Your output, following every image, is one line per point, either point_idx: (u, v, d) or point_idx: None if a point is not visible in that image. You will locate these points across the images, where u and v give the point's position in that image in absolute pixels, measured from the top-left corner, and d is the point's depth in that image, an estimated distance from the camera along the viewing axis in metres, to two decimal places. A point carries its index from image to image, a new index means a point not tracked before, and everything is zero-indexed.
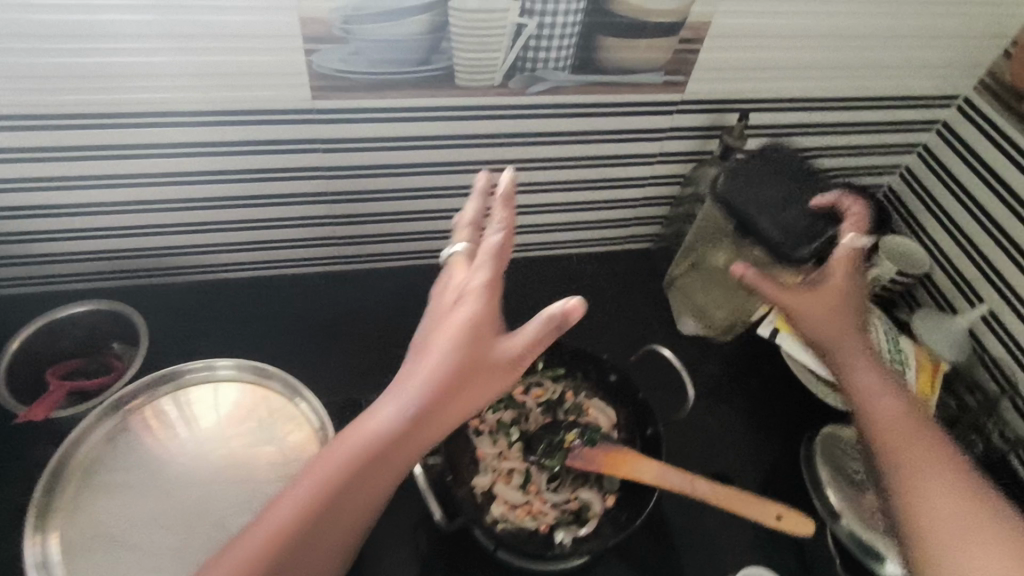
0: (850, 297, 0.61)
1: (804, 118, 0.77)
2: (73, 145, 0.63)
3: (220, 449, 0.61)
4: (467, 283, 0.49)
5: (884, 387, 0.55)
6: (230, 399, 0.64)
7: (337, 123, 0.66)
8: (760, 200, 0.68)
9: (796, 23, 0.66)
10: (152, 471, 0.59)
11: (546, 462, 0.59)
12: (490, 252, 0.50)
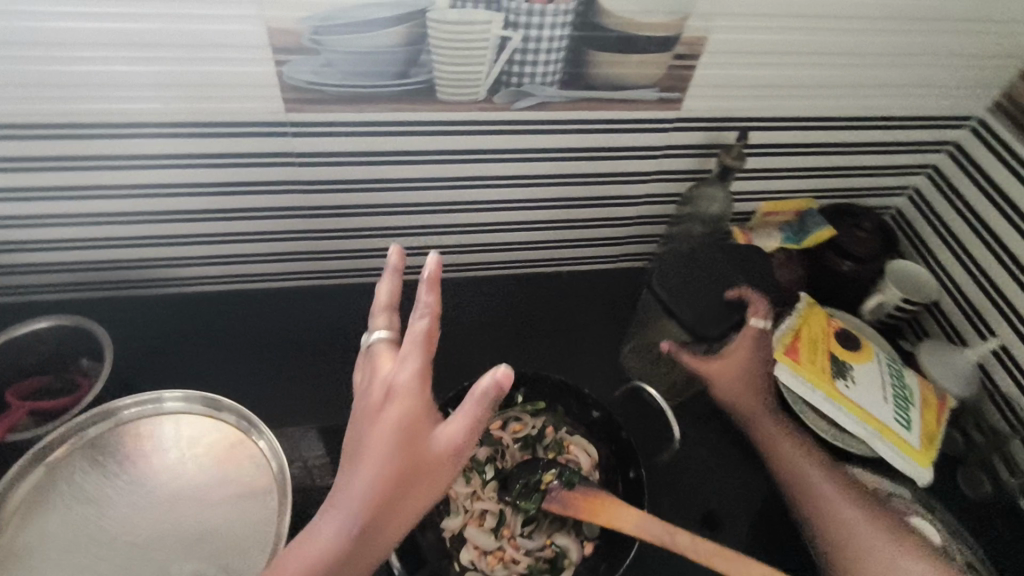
0: (760, 370, 0.68)
1: (807, 138, 0.73)
2: (35, 158, 0.60)
3: (166, 494, 0.52)
4: (393, 379, 0.43)
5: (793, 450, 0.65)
6: (181, 434, 0.55)
7: (313, 138, 0.63)
8: (684, 281, 0.67)
9: (798, 40, 0.62)
10: (85, 520, 0.50)
11: (521, 504, 0.55)
12: (416, 337, 0.43)
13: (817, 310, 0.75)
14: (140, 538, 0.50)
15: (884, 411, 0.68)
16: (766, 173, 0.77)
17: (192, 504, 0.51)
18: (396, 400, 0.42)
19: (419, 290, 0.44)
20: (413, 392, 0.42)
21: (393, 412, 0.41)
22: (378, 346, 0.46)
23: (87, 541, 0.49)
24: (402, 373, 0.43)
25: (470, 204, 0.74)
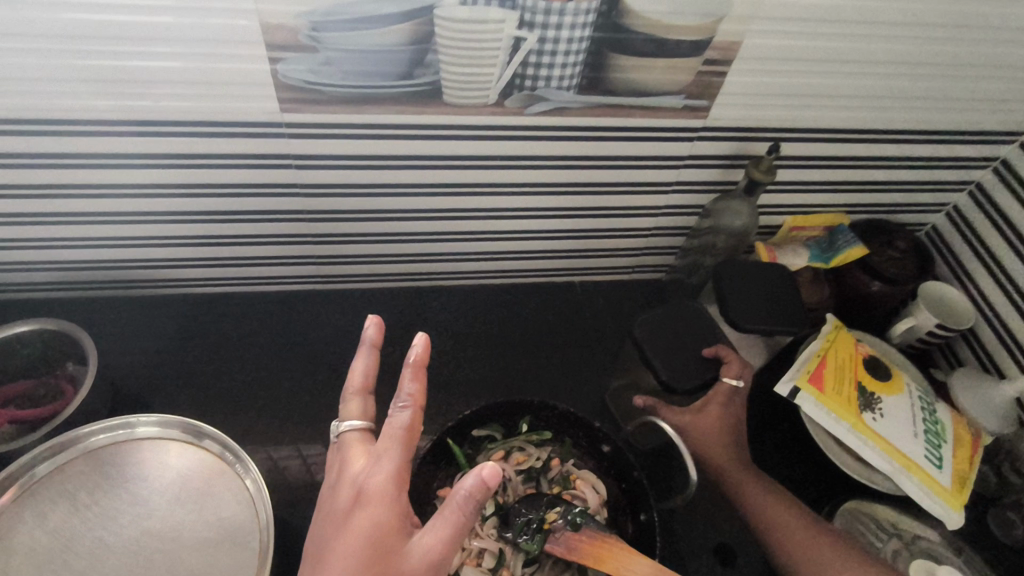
0: (733, 423, 0.63)
1: (842, 150, 0.68)
2: (14, 155, 0.56)
3: (141, 528, 0.48)
4: (368, 478, 0.41)
5: (777, 510, 0.59)
6: (162, 460, 0.52)
7: (311, 140, 0.59)
8: (663, 334, 0.64)
9: (840, 47, 0.57)
10: (55, 552, 0.47)
11: (523, 545, 0.51)
12: (398, 432, 0.41)
13: (844, 335, 0.70)
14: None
15: (913, 448, 0.64)
16: (794, 186, 0.72)
17: (167, 541, 0.48)
18: (367, 504, 0.40)
19: (402, 378, 0.42)
20: (389, 492, 0.40)
21: (367, 516, 0.39)
22: (349, 436, 0.44)
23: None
24: (379, 472, 0.40)
25: (479, 211, 0.70)
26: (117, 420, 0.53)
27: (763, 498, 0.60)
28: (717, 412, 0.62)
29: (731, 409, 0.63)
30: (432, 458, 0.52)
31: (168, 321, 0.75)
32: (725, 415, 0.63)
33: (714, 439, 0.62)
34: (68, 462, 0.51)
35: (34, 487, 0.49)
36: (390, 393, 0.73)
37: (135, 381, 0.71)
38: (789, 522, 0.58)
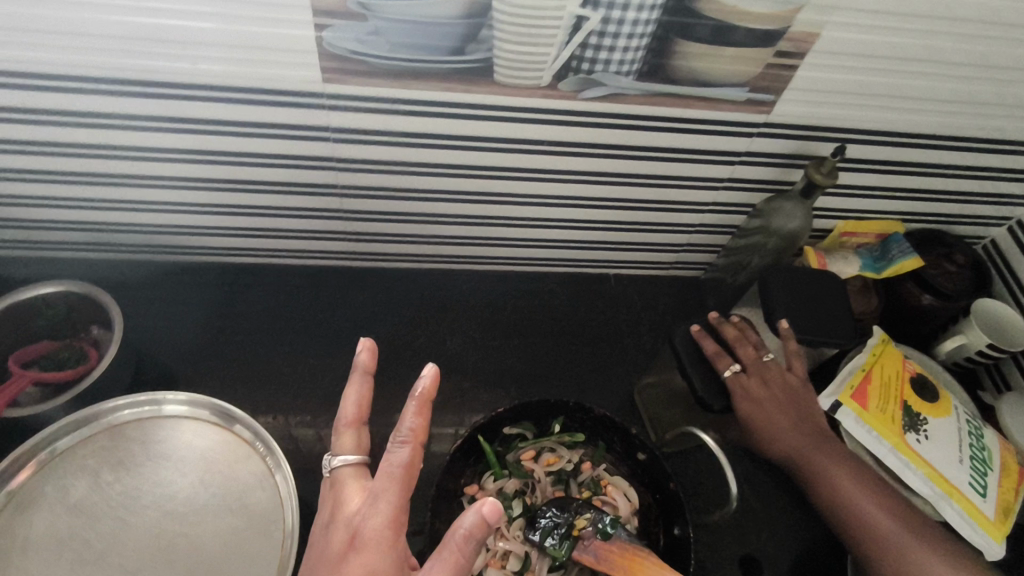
0: (780, 404, 0.59)
1: (907, 156, 0.64)
2: (49, 111, 0.54)
3: (163, 509, 0.47)
4: (363, 519, 0.40)
5: (850, 493, 0.56)
6: (185, 440, 0.51)
7: (350, 113, 0.56)
8: (693, 350, 0.62)
9: (924, 46, 0.52)
10: (76, 531, 0.46)
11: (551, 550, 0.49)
12: (396, 471, 0.40)
13: (891, 350, 0.67)
14: (132, 559, 0.45)
15: (958, 474, 0.61)
16: (851, 190, 0.69)
17: (189, 526, 0.47)
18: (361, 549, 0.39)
19: (406, 412, 0.41)
20: (386, 535, 0.39)
21: (362, 561, 0.38)
22: (344, 471, 0.43)
23: (76, 557, 0.45)
24: (375, 514, 0.40)
25: (519, 197, 0.67)
26: (145, 395, 0.51)
27: (833, 479, 0.57)
28: (757, 402, 0.59)
29: (770, 392, 0.60)
30: (462, 454, 0.51)
31: (196, 289, 0.74)
32: (767, 400, 0.59)
33: (767, 427, 0.59)
34: (92, 438, 0.50)
35: (60, 457, 0.48)
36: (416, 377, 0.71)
37: (157, 349, 0.70)
38: (862, 505, 0.56)
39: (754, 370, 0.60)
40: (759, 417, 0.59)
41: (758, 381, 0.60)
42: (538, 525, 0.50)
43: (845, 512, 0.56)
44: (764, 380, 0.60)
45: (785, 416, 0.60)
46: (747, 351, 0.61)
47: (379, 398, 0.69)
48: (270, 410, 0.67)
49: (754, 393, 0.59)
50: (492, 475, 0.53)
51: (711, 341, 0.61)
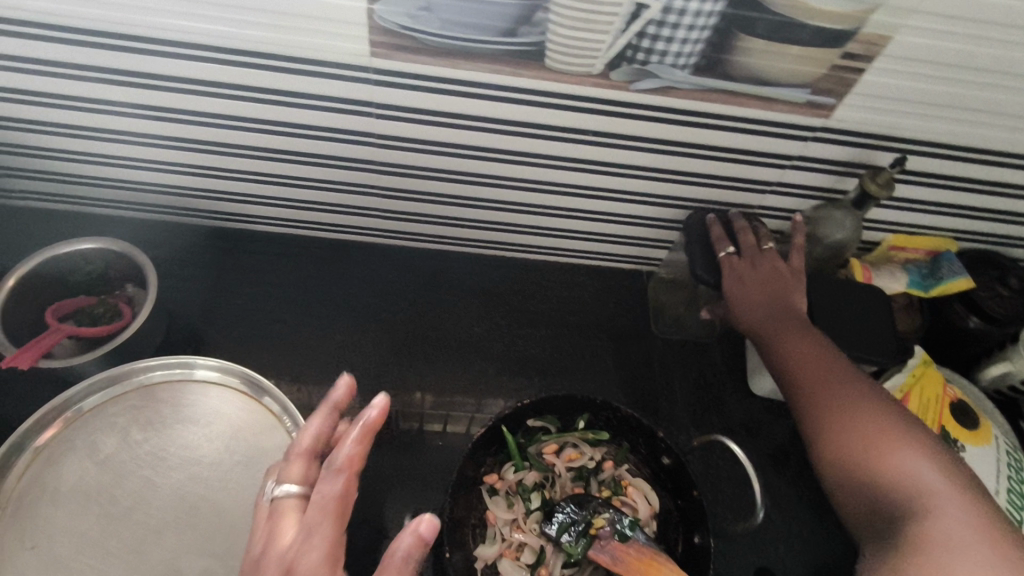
0: (766, 283, 0.60)
1: (969, 172, 0.61)
2: (101, 70, 0.55)
3: (188, 473, 0.48)
4: (299, 555, 0.39)
5: (774, 339, 0.57)
6: (215, 407, 0.51)
7: (394, 89, 0.55)
8: (704, 239, 0.64)
9: (1004, 57, 0.49)
10: (103, 486, 0.47)
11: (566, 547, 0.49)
12: (331, 503, 0.41)
13: (932, 372, 0.65)
14: (155, 519, 0.46)
15: None
16: (906, 203, 0.66)
17: (211, 492, 0.47)
18: None
19: (348, 439, 0.41)
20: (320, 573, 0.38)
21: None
22: (285, 503, 0.42)
23: (102, 511, 0.46)
24: (311, 551, 0.39)
25: (559, 186, 0.66)
26: (180, 357, 0.52)
27: (793, 344, 0.56)
28: (743, 280, 0.61)
29: (760, 273, 0.61)
30: (484, 442, 0.50)
31: (231, 252, 0.75)
32: (755, 280, 0.61)
33: (752, 307, 0.59)
34: (124, 396, 0.50)
35: (95, 411, 0.49)
36: (441, 358, 0.71)
37: (187, 310, 0.71)
38: (806, 359, 0.55)
39: (750, 255, 0.62)
40: (737, 291, 0.61)
41: (751, 265, 0.61)
42: (555, 519, 0.50)
43: (779, 357, 0.56)
44: (756, 266, 0.61)
45: (770, 295, 0.60)
46: (749, 240, 0.63)
47: (401, 377, 0.69)
48: (294, 380, 0.68)
49: (742, 273, 0.61)
50: (513, 466, 0.52)
51: (718, 226, 0.64)
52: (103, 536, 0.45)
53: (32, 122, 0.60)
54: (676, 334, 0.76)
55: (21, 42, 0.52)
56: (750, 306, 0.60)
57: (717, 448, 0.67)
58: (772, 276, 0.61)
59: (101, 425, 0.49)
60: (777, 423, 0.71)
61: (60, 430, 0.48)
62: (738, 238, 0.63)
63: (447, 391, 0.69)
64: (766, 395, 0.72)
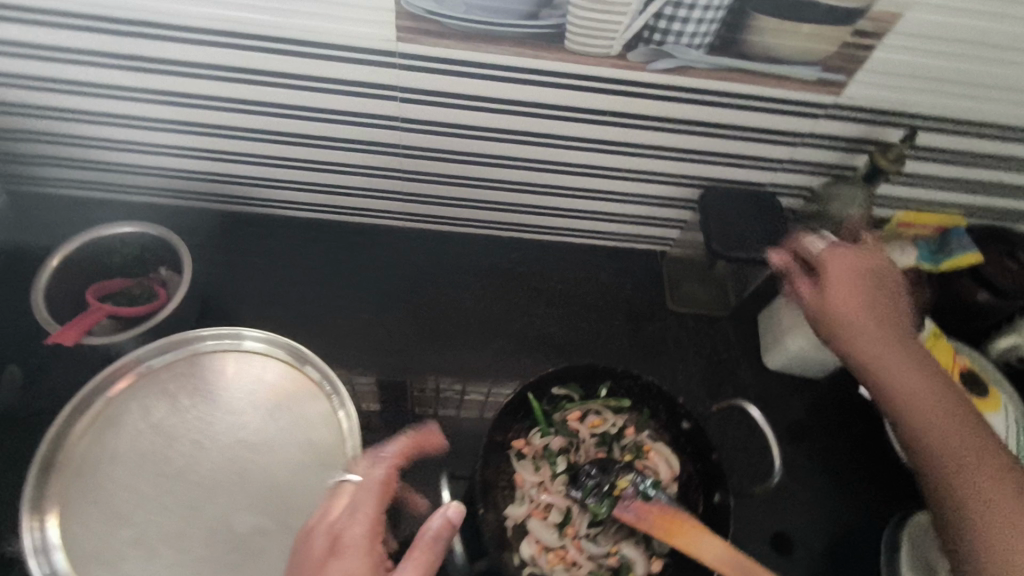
0: (868, 294, 0.55)
1: (978, 147, 0.63)
2: (137, 58, 0.57)
3: (236, 437, 0.50)
4: (344, 526, 0.42)
5: (885, 355, 0.53)
6: (256, 375, 0.53)
7: (420, 73, 0.57)
8: (720, 216, 0.67)
9: (1010, 32, 0.51)
10: (156, 448, 0.49)
11: (592, 505, 0.52)
12: (381, 483, 0.45)
13: (942, 343, 0.67)
14: (207, 479, 0.48)
15: None
16: (915, 178, 0.68)
17: (258, 453, 0.50)
18: (341, 555, 0.41)
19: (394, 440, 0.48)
20: (363, 543, 0.42)
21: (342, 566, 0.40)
22: (344, 487, 0.45)
23: (156, 472, 0.48)
24: (356, 523, 0.42)
25: (576, 166, 0.68)
26: (226, 329, 0.54)
27: (900, 369, 0.52)
28: (847, 287, 0.55)
29: (862, 282, 0.56)
30: (512, 409, 0.53)
31: (258, 238, 0.77)
32: (859, 290, 0.55)
33: (861, 320, 0.54)
34: (170, 364, 0.53)
35: (150, 376, 0.52)
36: (463, 337, 0.73)
37: (219, 293, 0.73)
38: (917, 383, 0.52)
39: (845, 261, 0.57)
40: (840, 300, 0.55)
41: (849, 271, 0.56)
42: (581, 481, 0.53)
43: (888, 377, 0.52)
44: (857, 275, 0.56)
45: (875, 307, 0.55)
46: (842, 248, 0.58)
47: (427, 355, 0.72)
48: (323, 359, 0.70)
49: (842, 281, 0.56)
50: (539, 431, 0.55)
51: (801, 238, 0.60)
52: (158, 494, 0.47)
53: (69, 111, 0.63)
54: (690, 310, 0.78)
55: (62, 31, 0.55)
56: (853, 316, 0.54)
57: (734, 419, 0.69)
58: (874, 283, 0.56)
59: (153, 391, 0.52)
60: (791, 397, 0.73)
61: (114, 395, 0.51)
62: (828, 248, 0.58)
63: (471, 367, 0.71)
64: (779, 368, 0.74)
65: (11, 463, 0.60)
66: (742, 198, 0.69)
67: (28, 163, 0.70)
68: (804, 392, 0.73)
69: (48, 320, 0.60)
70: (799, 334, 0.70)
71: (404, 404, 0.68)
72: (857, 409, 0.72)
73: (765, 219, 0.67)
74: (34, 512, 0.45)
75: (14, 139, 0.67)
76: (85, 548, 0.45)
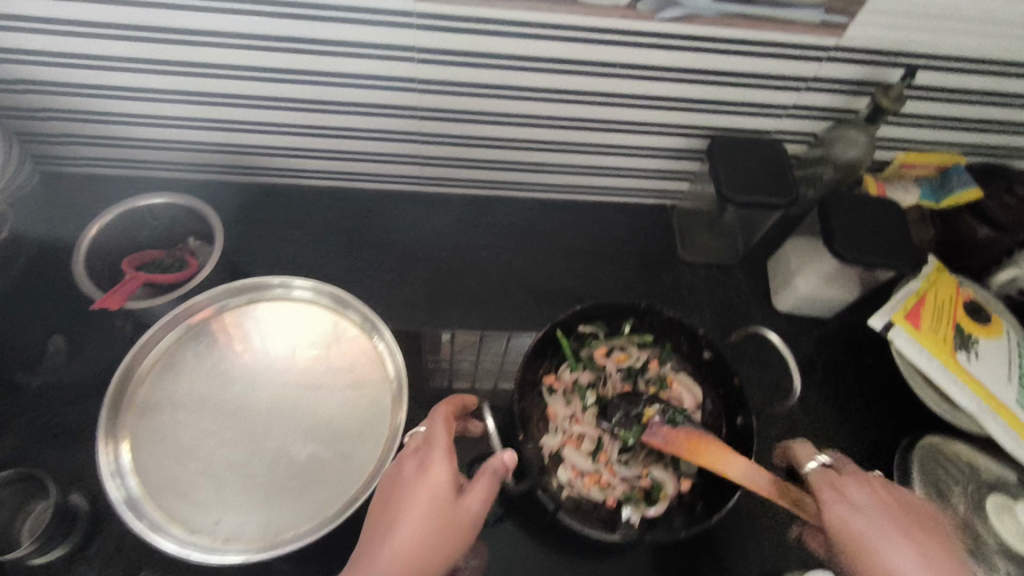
0: (904, 531, 0.46)
1: (977, 84, 0.65)
2: (155, 29, 0.57)
3: (288, 376, 0.55)
4: (426, 450, 0.47)
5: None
6: (301, 320, 0.58)
7: (437, 33, 0.58)
8: (730, 161, 0.69)
9: None
10: (216, 387, 0.54)
11: (621, 432, 0.56)
12: (445, 418, 0.50)
13: (947, 277, 0.70)
14: (263, 414, 0.53)
15: (1006, 393, 0.65)
16: (916, 118, 0.70)
17: (308, 391, 0.54)
18: (428, 468, 0.46)
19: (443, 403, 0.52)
20: (446, 460, 0.46)
21: (428, 479, 0.45)
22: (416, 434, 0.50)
23: (216, 410, 0.53)
24: (434, 444, 0.47)
25: (588, 120, 0.70)
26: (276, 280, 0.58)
27: None
28: (865, 546, 0.46)
29: (881, 519, 0.47)
30: (544, 345, 0.58)
31: (279, 206, 0.79)
32: (883, 539, 0.46)
33: (892, 568, 0.44)
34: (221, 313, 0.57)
35: (208, 322, 0.57)
36: (483, 292, 0.76)
37: (247, 260, 0.75)
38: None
39: (860, 500, 0.48)
40: (861, 553, 0.46)
41: (869, 528, 0.46)
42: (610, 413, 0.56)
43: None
44: (874, 512, 0.47)
45: (906, 549, 0.45)
46: (865, 500, 0.48)
47: (451, 310, 0.74)
48: None
49: (863, 547, 0.46)
50: (569, 367, 0.59)
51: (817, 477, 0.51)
52: (220, 427, 0.52)
53: (90, 87, 0.64)
54: (702, 259, 0.80)
55: (80, 7, 0.55)
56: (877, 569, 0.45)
57: (749, 359, 0.73)
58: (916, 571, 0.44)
59: (211, 337, 0.57)
60: (802, 337, 0.76)
61: (176, 337, 0.56)
62: (837, 483, 0.50)
63: (495, 318, 0.74)
64: (788, 309, 0.77)
65: (64, 426, 0.63)
66: (749, 144, 0.70)
67: (52, 142, 0.71)
68: (813, 332, 0.76)
69: (90, 287, 0.62)
70: (807, 275, 0.73)
71: (432, 356, 0.71)
72: (865, 345, 0.76)
73: (772, 165, 0.69)
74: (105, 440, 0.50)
75: (38, 119, 0.68)
76: (157, 476, 0.50)
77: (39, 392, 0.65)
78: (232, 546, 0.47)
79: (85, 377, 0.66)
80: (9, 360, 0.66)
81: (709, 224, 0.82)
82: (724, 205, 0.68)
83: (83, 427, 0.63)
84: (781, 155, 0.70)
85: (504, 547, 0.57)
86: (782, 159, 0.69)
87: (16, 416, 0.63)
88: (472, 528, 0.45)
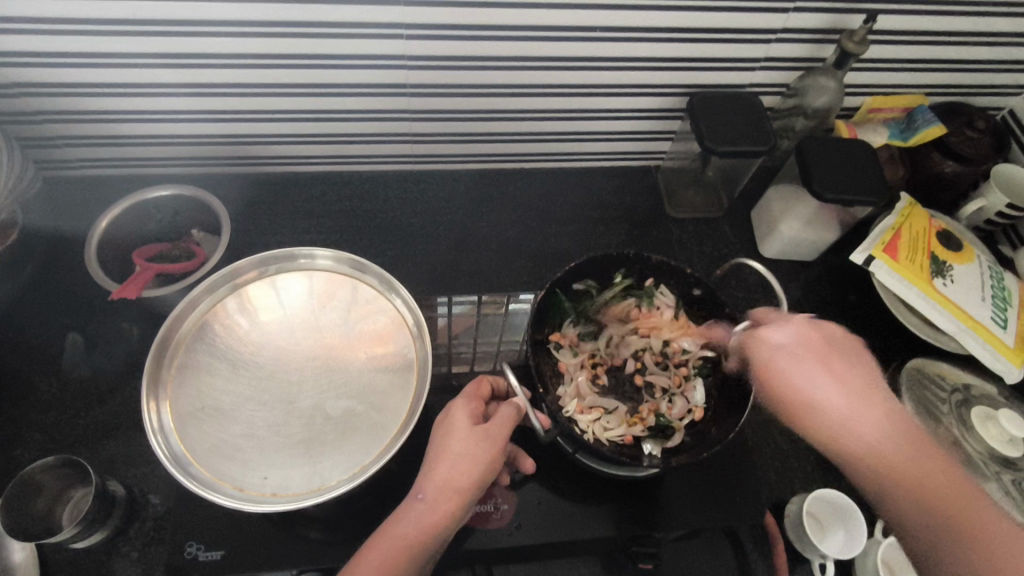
0: (820, 367, 0.57)
1: (936, 26, 0.69)
2: (146, 22, 0.58)
3: (318, 339, 0.60)
4: (452, 405, 0.56)
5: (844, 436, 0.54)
6: (323, 288, 0.63)
7: (422, 8, 0.60)
8: (711, 115, 0.72)
9: None
10: (249, 356, 0.59)
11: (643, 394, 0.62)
12: (474, 385, 0.58)
13: (920, 211, 0.75)
14: (295, 376, 0.58)
15: (981, 312, 0.70)
16: (881, 63, 0.74)
17: (336, 351, 0.59)
18: (449, 418, 0.55)
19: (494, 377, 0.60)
20: (462, 411, 0.55)
21: (447, 426, 0.54)
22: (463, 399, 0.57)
23: (249, 376, 0.58)
24: (458, 401, 0.56)
25: (572, 86, 0.73)
26: (300, 251, 0.63)
27: (845, 432, 0.55)
28: (792, 376, 0.57)
29: (800, 356, 0.58)
30: (544, 305, 0.62)
31: (278, 194, 0.81)
32: (803, 376, 0.57)
33: (814, 393, 0.56)
34: (255, 283, 0.63)
35: (233, 297, 0.62)
36: (484, 262, 0.79)
37: (252, 248, 0.77)
38: (881, 440, 0.54)
39: (782, 345, 0.58)
40: (788, 381, 0.57)
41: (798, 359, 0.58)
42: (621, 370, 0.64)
43: (823, 422, 0.55)
44: (799, 346, 0.58)
45: (834, 385, 0.56)
46: (787, 338, 0.59)
47: (455, 281, 0.77)
48: None
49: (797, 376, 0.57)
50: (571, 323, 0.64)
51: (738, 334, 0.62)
52: (255, 390, 0.57)
53: (84, 86, 0.65)
54: (690, 214, 0.84)
55: (72, 4, 0.56)
56: (792, 380, 0.57)
57: (742, 305, 0.77)
58: (795, 352, 0.58)
59: (238, 309, 0.61)
60: (789, 281, 0.80)
61: (204, 311, 0.60)
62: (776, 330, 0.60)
63: (497, 285, 0.77)
64: (775, 255, 0.81)
65: (88, 418, 0.65)
66: (727, 96, 0.74)
67: (51, 145, 0.72)
68: (800, 275, 0.81)
69: (105, 280, 0.64)
70: (791, 219, 0.77)
71: (442, 325, 0.74)
72: (849, 284, 0.80)
73: (750, 116, 0.72)
74: (149, 405, 0.55)
75: (36, 123, 0.69)
76: (202, 437, 0.54)
77: (63, 388, 0.66)
78: (279, 497, 0.51)
79: (107, 372, 0.68)
80: (30, 359, 0.68)
81: (691, 181, 0.87)
82: (708, 156, 0.71)
83: (111, 417, 0.65)
84: (758, 106, 0.73)
85: (529, 491, 0.60)
86: (759, 110, 0.73)
87: (45, 411, 0.65)
88: (494, 455, 0.52)
